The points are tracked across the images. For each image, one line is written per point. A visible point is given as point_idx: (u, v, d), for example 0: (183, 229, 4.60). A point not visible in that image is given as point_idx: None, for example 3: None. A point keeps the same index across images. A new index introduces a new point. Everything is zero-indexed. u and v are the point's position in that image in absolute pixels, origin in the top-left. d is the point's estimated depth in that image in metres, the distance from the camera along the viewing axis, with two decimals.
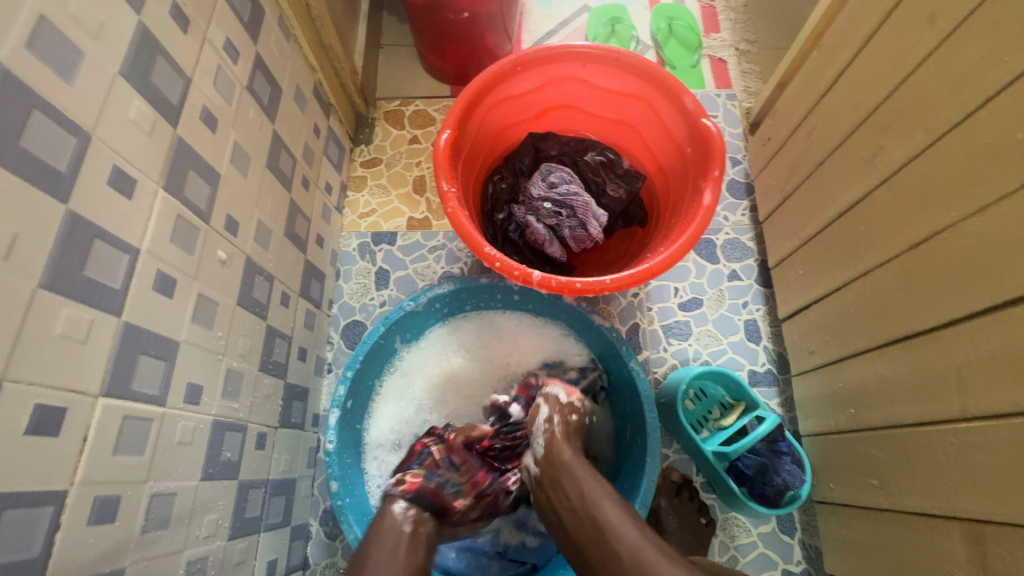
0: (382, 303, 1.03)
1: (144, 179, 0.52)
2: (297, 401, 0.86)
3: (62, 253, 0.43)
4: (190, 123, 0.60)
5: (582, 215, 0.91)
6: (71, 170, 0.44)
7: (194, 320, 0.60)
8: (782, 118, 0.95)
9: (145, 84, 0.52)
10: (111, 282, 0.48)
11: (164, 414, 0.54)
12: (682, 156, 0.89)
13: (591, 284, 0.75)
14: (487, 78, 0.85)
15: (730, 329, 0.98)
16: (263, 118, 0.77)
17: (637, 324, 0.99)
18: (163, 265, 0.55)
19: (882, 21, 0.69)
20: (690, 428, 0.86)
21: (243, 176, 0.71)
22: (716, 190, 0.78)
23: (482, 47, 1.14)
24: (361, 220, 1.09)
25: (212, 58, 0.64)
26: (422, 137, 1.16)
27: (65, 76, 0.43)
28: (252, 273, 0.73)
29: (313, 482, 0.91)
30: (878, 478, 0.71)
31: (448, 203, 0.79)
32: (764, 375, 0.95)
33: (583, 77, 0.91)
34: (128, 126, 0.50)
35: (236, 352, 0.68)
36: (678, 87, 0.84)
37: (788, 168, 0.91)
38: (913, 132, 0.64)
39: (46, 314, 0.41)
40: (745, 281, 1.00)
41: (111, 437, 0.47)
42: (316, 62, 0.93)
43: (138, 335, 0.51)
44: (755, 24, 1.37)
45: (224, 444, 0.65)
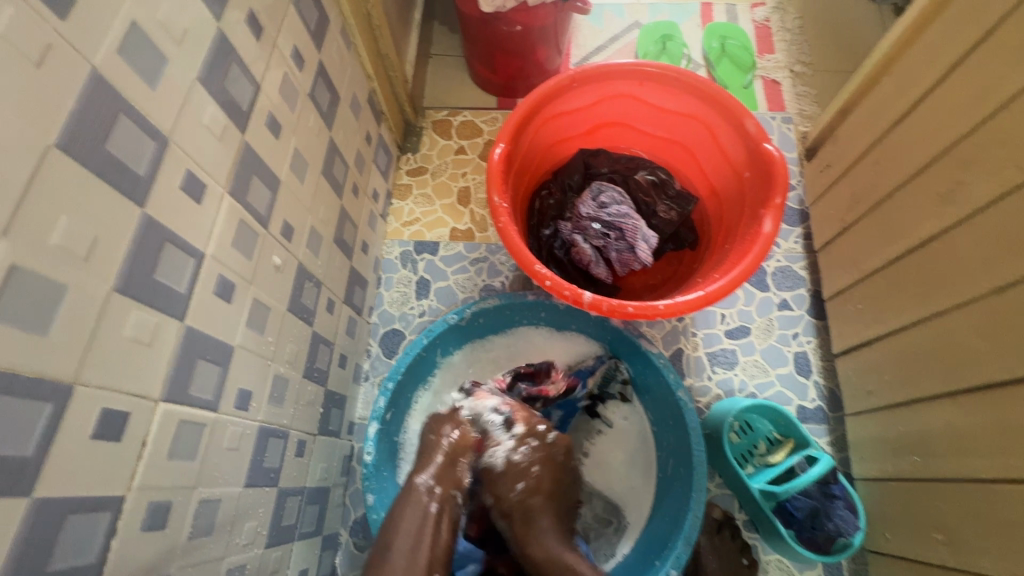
0: (421, 313, 1.02)
1: (213, 184, 0.52)
2: (335, 408, 0.86)
3: (136, 254, 0.43)
4: (256, 128, 0.60)
5: (631, 237, 0.89)
6: (149, 174, 0.44)
7: (249, 325, 0.59)
8: (845, 144, 0.91)
9: (220, 89, 0.53)
10: (177, 286, 0.48)
11: (215, 420, 0.54)
12: (738, 181, 0.86)
13: (643, 308, 0.72)
14: (544, 93, 0.84)
15: (778, 361, 0.94)
16: (322, 125, 0.77)
17: (680, 350, 0.96)
18: (224, 270, 0.55)
19: (966, 51, 0.66)
20: (735, 463, 0.83)
21: (300, 183, 0.71)
22: (777, 218, 0.75)
23: (534, 60, 1.14)
24: (404, 228, 1.08)
25: (280, 65, 0.64)
26: (468, 148, 1.16)
27: (151, 82, 0.44)
28: (302, 279, 0.73)
29: (345, 491, 0.90)
30: (943, 533, 0.67)
31: (499, 217, 0.78)
32: (813, 412, 0.90)
33: (639, 96, 0.90)
34: (201, 131, 0.50)
35: (284, 358, 0.68)
36: (741, 110, 0.81)
37: (849, 199, 0.88)
38: (1000, 168, 0.60)
39: (117, 317, 0.41)
40: (796, 311, 0.97)
41: (167, 442, 0.47)
42: (372, 71, 0.94)
43: (198, 339, 0.51)
44: (812, 46, 1.34)
45: (267, 450, 0.64)
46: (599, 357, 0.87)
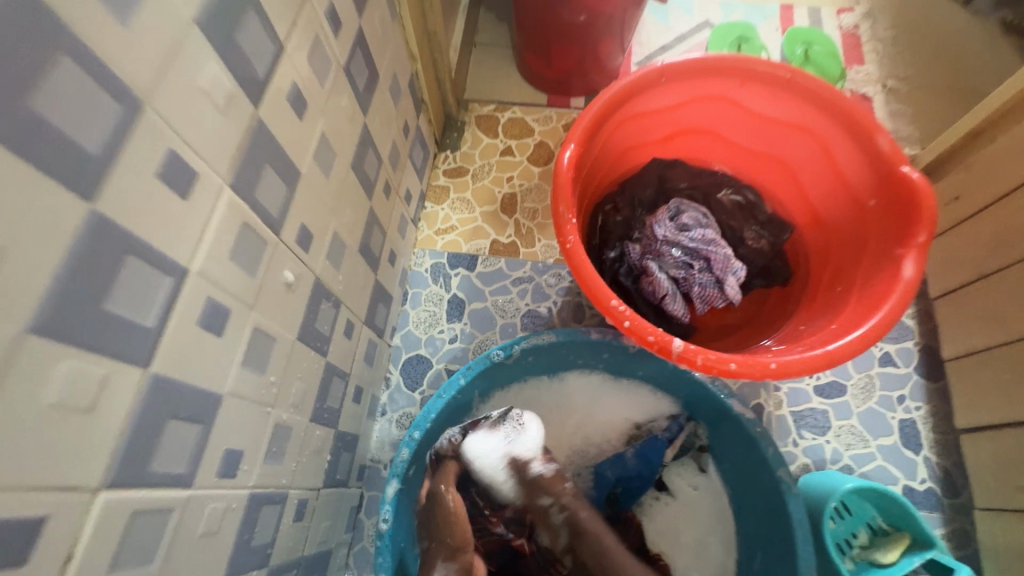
0: (452, 339, 0.87)
1: (209, 172, 0.38)
2: (345, 453, 0.71)
3: (73, 276, 0.28)
4: (275, 104, 0.45)
5: (719, 270, 0.73)
6: (105, 154, 0.29)
7: (246, 364, 0.45)
8: (981, 173, 0.76)
9: (228, 44, 0.38)
10: (142, 319, 0.33)
11: (189, 498, 0.39)
12: (856, 210, 0.70)
13: (749, 364, 0.56)
14: (625, 88, 0.68)
15: (880, 429, 0.78)
16: (356, 109, 0.63)
17: (761, 406, 0.80)
18: (216, 292, 0.40)
19: None
20: (838, 559, 0.67)
21: (325, 178, 0.56)
22: (921, 261, 0.59)
23: (597, 53, 0.99)
24: (438, 237, 0.93)
25: (311, 25, 0.49)
26: (516, 149, 1.01)
27: (117, 13, 0.29)
28: (319, 298, 0.58)
29: (349, 550, 0.75)
30: None
31: (565, 236, 0.62)
32: (925, 496, 0.74)
33: (736, 99, 0.74)
34: (198, 100, 0.36)
35: (289, 400, 0.53)
36: (871, 123, 0.65)
37: (990, 241, 0.72)
38: None
39: (32, 375, 0.26)
40: (903, 369, 0.80)
41: (108, 547, 0.32)
42: (417, 50, 0.80)
43: (172, 392, 0.36)
44: (907, 60, 1.18)
45: (258, 524, 0.49)
46: (672, 417, 0.72)
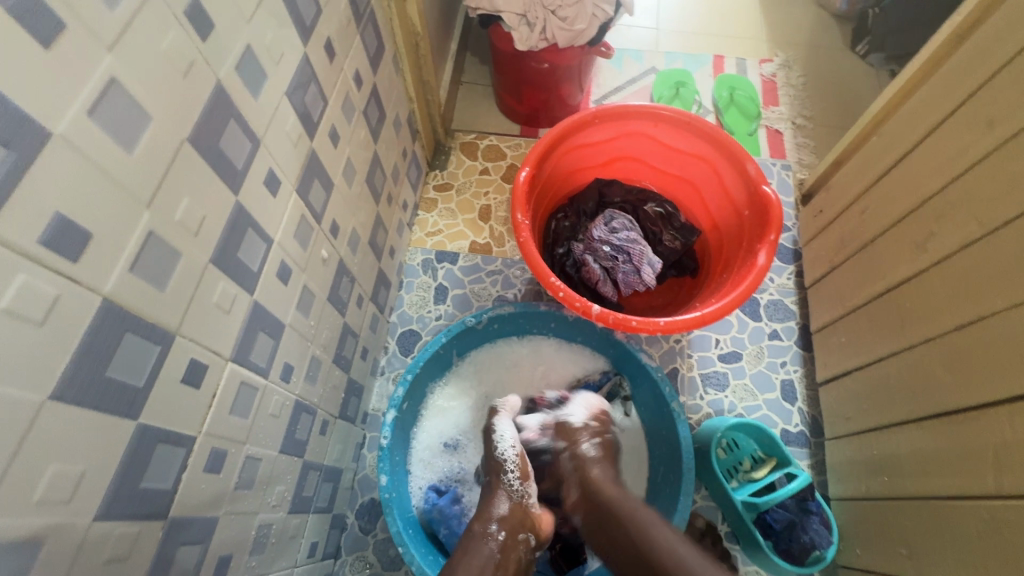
0: (438, 317, 1.10)
1: (286, 182, 0.61)
2: (354, 396, 0.93)
3: (229, 235, 0.51)
4: (320, 138, 0.69)
5: (638, 261, 0.97)
6: (244, 169, 0.52)
7: (297, 308, 0.67)
8: (837, 192, 1.00)
9: (299, 103, 0.62)
10: (253, 266, 0.56)
11: (265, 386, 0.61)
12: (739, 219, 0.95)
13: (646, 322, 0.80)
14: (567, 126, 0.93)
15: (766, 386, 1.00)
16: (370, 139, 0.86)
17: (677, 368, 1.01)
18: (285, 257, 0.63)
19: (943, 117, 0.76)
20: (723, 477, 0.89)
21: (348, 187, 0.80)
22: (771, 252, 0.84)
23: (557, 95, 1.24)
24: (428, 238, 1.17)
25: (344, 86, 0.73)
26: (492, 170, 1.26)
27: (253, 92, 0.52)
28: (341, 273, 0.81)
29: (354, 476, 0.96)
30: (907, 548, 0.74)
31: (520, 233, 0.86)
32: (796, 436, 0.96)
33: (653, 135, 0.99)
34: (283, 138, 0.59)
35: (320, 342, 0.76)
36: (743, 155, 0.90)
37: (838, 241, 0.96)
38: (967, 222, 0.70)
39: (210, 286, 0.49)
40: (785, 342, 1.03)
41: (230, 399, 0.54)
42: (414, 94, 1.04)
43: (262, 314, 0.58)
44: (813, 102, 1.46)
45: (299, 423, 0.71)
46: (604, 372, 0.95)
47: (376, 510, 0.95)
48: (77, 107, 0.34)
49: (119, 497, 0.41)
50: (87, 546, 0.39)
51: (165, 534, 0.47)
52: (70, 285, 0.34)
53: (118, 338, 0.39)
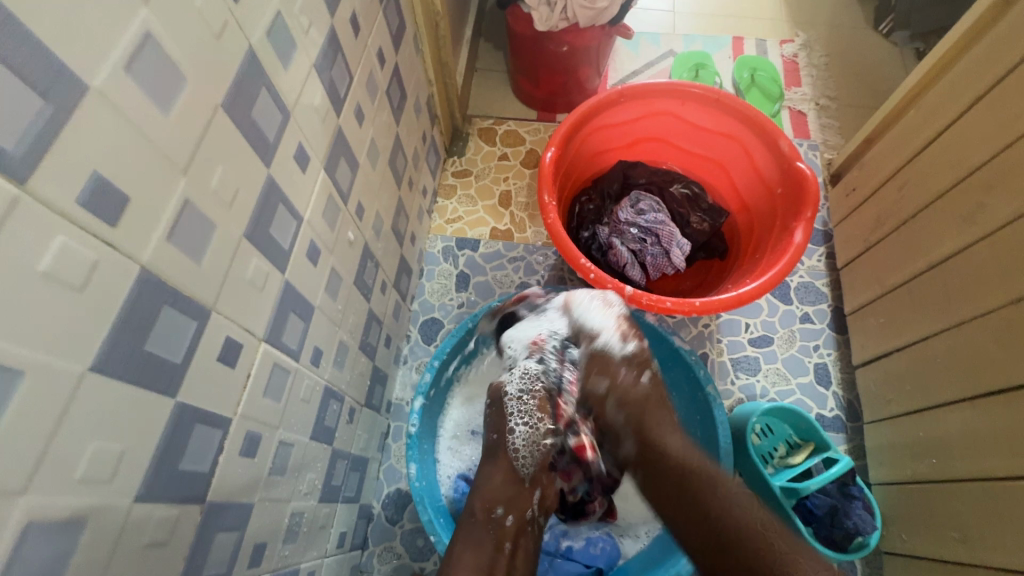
0: (460, 305, 1.08)
1: (314, 158, 0.59)
2: (378, 385, 0.91)
3: (260, 209, 0.49)
4: (346, 115, 0.67)
5: (666, 243, 0.95)
6: (274, 141, 0.50)
7: (326, 290, 0.66)
8: (870, 169, 0.96)
9: (326, 78, 0.60)
10: (284, 243, 0.54)
11: (297, 369, 0.59)
12: (771, 198, 0.92)
13: (681, 304, 0.78)
14: (593, 105, 0.91)
15: (799, 370, 0.97)
16: (392, 120, 0.84)
17: (706, 354, 0.99)
18: (314, 236, 0.61)
19: (992, 85, 0.73)
20: (758, 462, 0.86)
21: (372, 168, 0.78)
22: (808, 230, 0.81)
23: (576, 78, 1.21)
24: (447, 225, 1.15)
25: (368, 63, 0.71)
26: (511, 155, 1.23)
27: (283, 62, 0.50)
28: (366, 257, 0.79)
29: (380, 466, 0.95)
30: (960, 532, 0.71)
31: (548, 214, 0.84)
32: (832, 420, 0.94)
33: (679, 114, 0.96)
34: (311, 112, 0.57)
35: (347, 327, 0.74)
36: (775, 131, 0.87)
37: (874, 219, 0.93)
38: (1021, 191, 0.67)
39: (243, 261, 0.47)
40: (818, 325, 1.00)
41: (263, 381, 0.52)
42: (433, 76, 1.02)
43: (292, 294, 0.56)
44: (837, 82, 1.42)
45: (328, 410, 0.70)
46: None
47: (402, 500, 0.93)
48: (114, 62, 0.32)
49: (159, 478, 0.39)
50: (128, 528, 0.37)
51: (204, 519, 0.45)
52: (110, 252, 0.33)
53: (156, 312, 0.37)
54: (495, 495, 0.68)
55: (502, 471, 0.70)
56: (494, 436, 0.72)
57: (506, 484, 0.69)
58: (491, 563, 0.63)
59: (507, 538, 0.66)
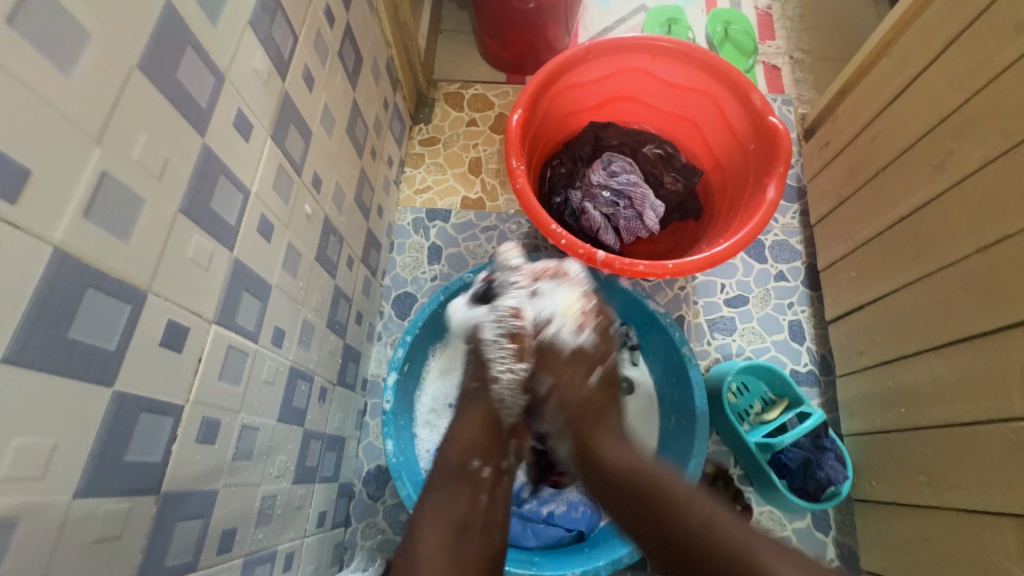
0: (433, 278, 1.05)
1: (258, 126, 0.55)
2: (352, 362, 0.89)
3: (198, 181, 0.45)
4: (293, 78, 0.62)
5: (639, 206, 0.93)
6: (208, 107, 0.46)
7: (284, 267, 0.62)
8: (843, 122, 0.95)
9: (266, 37, 0.55)
10: (229, 218, 0.50)
11: (256, 350, 0.57)
12: (744, 155, 0.90)
13: (654, 266, 0.77)
14: (560, 63, 0.87)
15: (774, 328, 0.98)
16: (347, 85, 0.80)
17: (683, 316, 0.99)
18: (265, 210, 0.57)
19: (962, 29, 0.71)
20: (734, 420, 0.87)
21: (328, 137, 0.74)
22: (780, 186, 0.80)
23: (544, 38, 1.16)
24: (416, 196, 1.11)
25: (314, 21, 0.66)
26: (480, 121, 1.19)
27: (211, 18, 0.46)
28: (327, 232, 0.76)
29: (358, 444, 0.94)
30: (926, 476, 0.73)
31: (516, 179, 0.81)
32: (806, 375, 0.95)
33: (650, 70, 0.93)
34: (251, 74, 0.53)
35: (311, 304, 0.71)
36: (747, 84, 0.85)
37: (846, 172, 0.92)
38: (990, 137, 0.66)
39: (182, 237, 0.43)
40: (792, 282, 1.00)
41: (218, 364, 0.50)
42: (392, 38, 0.96)
43: (244, 272, 0.53)
44: (810, 34, 1.39)
45: (296, 390, 0.68)
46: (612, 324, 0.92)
47: (383, 476, 0.93)
48: None
49: (102, 471, 0.37)
50: (70, 525, 0.35)
51: (160, 509, 0.43)
52: (11, 231, 0.29)
53: (79, 295, 0.34)
54: (468, 448, 0.69)
55: (479, 424, 0.71)
56: (473, 387, 0.74)
57: (482, 433, 0.70)
58: (467, 516, 0.64)
59: (484, 488, 0.67)
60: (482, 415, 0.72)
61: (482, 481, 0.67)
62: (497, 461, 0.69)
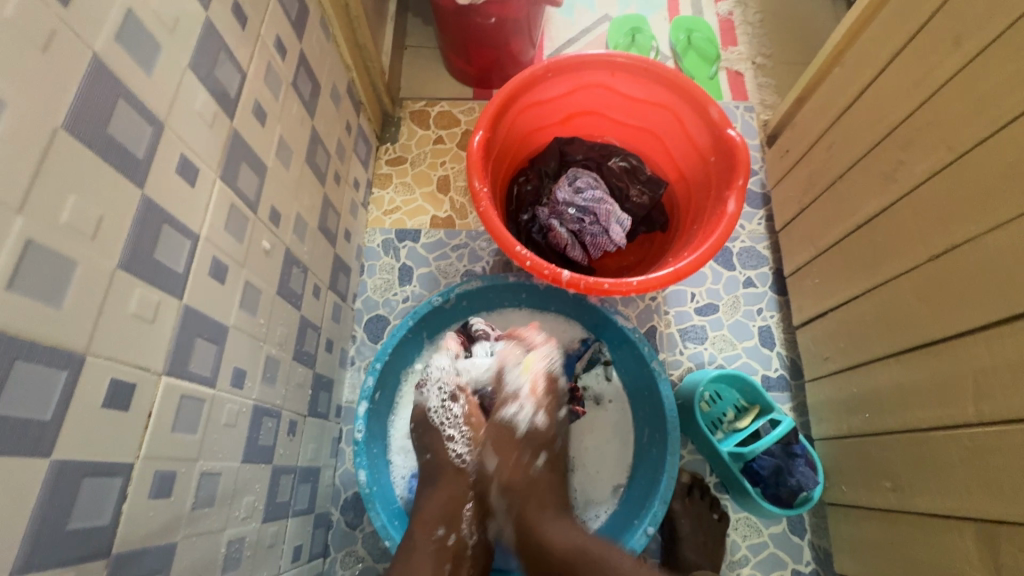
0: (405, 299, 1.05)
1: (205, 169, 0.54)
2: (323, 391, 0.88)
3: (137, 234, 0.44)
4: (243, 115, 0.62)
5: (605, 221, 0.94)
6: (146, 157, 0.45)
7: (242, 306, 0.62)
8: (801, 130, 0.96)
9: (209, 78, 0.54)
10: (176, 266, 0.49)
11: (214, 395, 0.56)
12: (705, 167, 0.91)
13: (618, 285, 0.77)
14: (519, 82, 0.87)
15: (744, 334, 0.99)
16: (304, 114, 0.79)
17: (654, 327, 0.99)
18: (218, 252, 0.57)
19: (906, 41, 0.72)
20: (706, 430, 0.88)
21: (285, 169, 0.73)
22: (740, 198, 0.81)
23: (507, 52, 1.16)
24: (385, 217, 1.11)
25: (264, 55, 0.65)
26: (447, 138, 1.19)
27: (145, 69, 0.45)
28: (289, 264, 0.75)
29: (335, 472, 0.93)
30: (892, 481, 0.74)
31: (479, 202, 0.81)
32: (777, 380, 0.96)
33: (611, 85, 0.93)
34: (194, 118, 0.52)
35: (275, 339, 0.70)
36: (705, 98, 0.86)
37: (806, 180, 0.93)
38: (934, 147, 0.68)
39: (122, 293, 0.43)
40: (760, 288, 1.01)
41: (171, 415, 0.49)
42: (351, 61, 0.96)
43: (196, 318, 0.53)
44: (771, 39, 1.41)
45: (261, 429, 0.67)
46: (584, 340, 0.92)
47: (361, 503, 0.92)
48: None
49: (41, 542, 0.36)
50: None
51: (112, 570, 0.42)
52: None
53: (7, 368, 0.33)
54: (433, 516, 0.73)
55: None
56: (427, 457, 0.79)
57: (452, 503, 0.74)
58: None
59: (448, 558, 0.71)
60: (451, 484, 0.76)
61: (446, 550, 0.71)
62: (460, 525, 0.73)
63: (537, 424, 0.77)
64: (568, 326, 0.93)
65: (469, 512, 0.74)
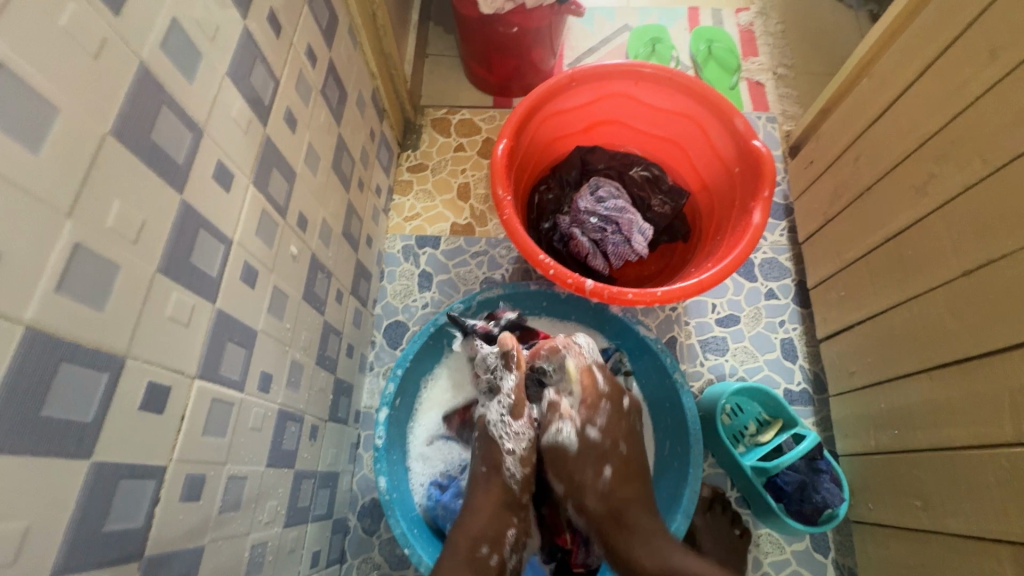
0: (424, 305, 1.05)
1: (239, 175, 0.55)
2: (343, 397, 0.89)
3: (176, 239, 0.45)
4: (275, 122, 0.62)
5: (627, 230, 0.93)
6: (186, 163, 0.46)
7: (270, 311, 0.62)
8: (826, 141, 0.95)
9: (245, 86, 0.55)
10: (210, 270, 0.50)
11: (242, 399, 0.56)
12: (730, 177, 0.91)
13: (642, 294, 0.77)
14: (544, 91, 0.87)
15: (766, 347, 0.98)
16: (332, 121, 0.80)
17: (674, 337, 0.98)
18: (249, 257, 0.57)
19: (938, 54, 0.72)
20: (729, 443, 0.87)
21: (313, 175, 0.74)
22: (766, 209, 0.80)
23: (529, 60, 1.16)
24: (406, 223, 1.11)
25: (296, 62, 0.66)
26: (467, 146, 1.19)
27: (187, 76, 0.46)
28: (315, 270, 0.75)
29: (352, 477, 0.93)
30: (922, 500, 0.73)
31: (503, 210, 0.81)
32: (799, 394, 0.95)
33: (634, 95, 0.93)
34: (230, 124, 0.53)
35: (299, 344, 0.71)
36: (730, 108, 0.85)
37: (831, 192, 0.92)
38: (968, 160, 0.67)
39: (161, 297, 0.43)
40: (782, 300, 1.00)
41: (202, 419, 0.49)
42: (376, 69, 0.97)
43: (227, 322, 0.53)
44: (793, 50, 1.40)
45: (285, 433, 0.67)
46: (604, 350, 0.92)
47: (378, 509, 0.92)
48: None
49: (79, 543, 0.37)
50: None
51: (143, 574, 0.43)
52: None
53: (52, 369, 0.34)
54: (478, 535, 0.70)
55: None
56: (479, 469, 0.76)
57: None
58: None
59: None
60: (496, 496, 0.73)
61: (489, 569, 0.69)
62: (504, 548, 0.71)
63: (589, 437, 0.75)
64: (587, 335, 0.93)
65: (512, 535, 0.72)
